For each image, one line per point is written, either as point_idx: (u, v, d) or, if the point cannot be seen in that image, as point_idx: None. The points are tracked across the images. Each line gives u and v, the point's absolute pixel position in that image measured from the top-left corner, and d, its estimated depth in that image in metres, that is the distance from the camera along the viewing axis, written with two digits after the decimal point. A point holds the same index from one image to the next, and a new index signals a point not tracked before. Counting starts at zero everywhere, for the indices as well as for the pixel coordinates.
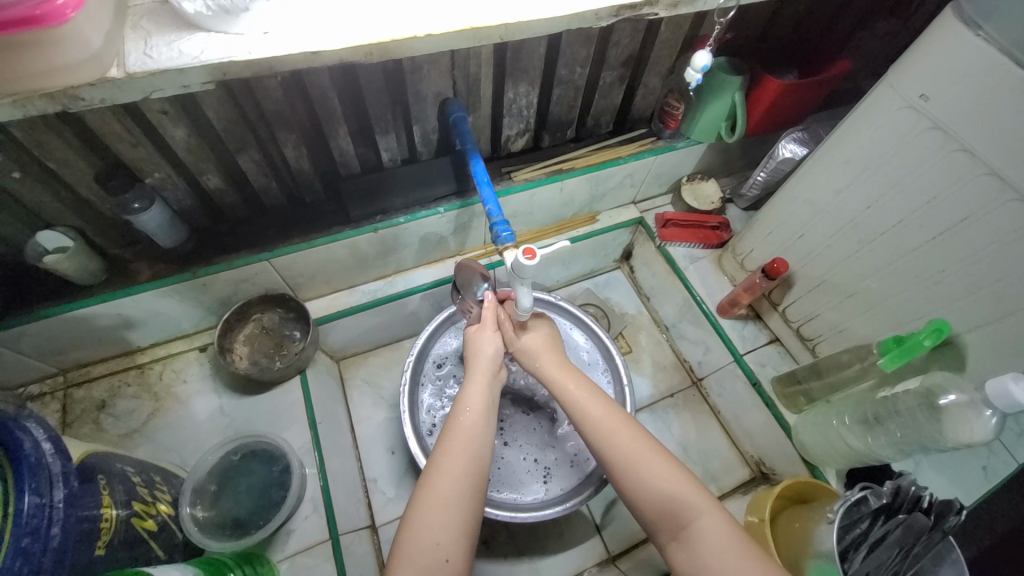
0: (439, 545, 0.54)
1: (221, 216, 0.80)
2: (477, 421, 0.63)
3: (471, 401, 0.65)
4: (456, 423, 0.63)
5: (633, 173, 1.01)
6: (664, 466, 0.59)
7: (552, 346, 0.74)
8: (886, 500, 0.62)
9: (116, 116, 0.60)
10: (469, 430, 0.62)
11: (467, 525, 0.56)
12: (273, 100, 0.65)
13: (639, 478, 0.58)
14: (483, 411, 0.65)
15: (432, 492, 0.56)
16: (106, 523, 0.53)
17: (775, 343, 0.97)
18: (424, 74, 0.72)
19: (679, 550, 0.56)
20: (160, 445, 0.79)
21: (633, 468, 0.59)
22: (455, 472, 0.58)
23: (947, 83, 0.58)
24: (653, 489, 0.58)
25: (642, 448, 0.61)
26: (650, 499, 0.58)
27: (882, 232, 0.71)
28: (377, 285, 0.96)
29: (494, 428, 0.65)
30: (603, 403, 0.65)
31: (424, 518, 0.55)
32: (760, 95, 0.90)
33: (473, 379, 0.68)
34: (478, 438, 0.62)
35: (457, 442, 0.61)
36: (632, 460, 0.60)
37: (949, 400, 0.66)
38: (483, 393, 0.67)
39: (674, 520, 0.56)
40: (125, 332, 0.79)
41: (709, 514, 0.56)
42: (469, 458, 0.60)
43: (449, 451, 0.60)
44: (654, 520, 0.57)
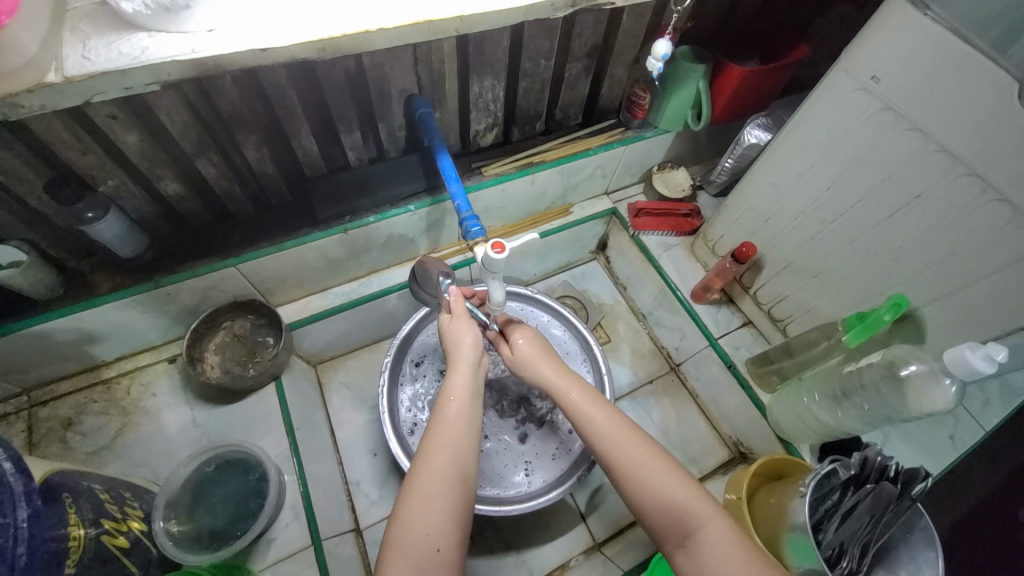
0: (431, 536, 0.53)
1: (184, 223, 0.78)
2: (463, 412, 0.63)
3: (456, 390, 0.64)
4: (444, 413, 0.62)
5: (604, 164, 1.01)
6: (672, 476, 0.58)
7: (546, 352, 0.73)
8: (855, 472, 0.65)
9: (63, 123, 0.58)
10: (456, 420, 0.61)
11: (458, 518, 0.56)
12: (229, 101, 0.63)
13: (646, 486, 0.58)
14: (469, 402, 0.64)
15: (423, 485, 0.56)
16: (75, 541, 0.52)
17: (748, 326, 0.99)
18: (386, 70, 0.71)
19: (685, 558, 0.54)
20: (131, 461, 0.77)
21: (642, 477, 0.58)
22: (445, 464, 0.58)
23: (896, 64, 0.60)
24: (660, 496, 0.57)
25: (649, 456, 0.60)
26: (655, 508, 0.57)
27: (843, 212, 0.73)
28: (352, 286, 0.95)
29: (480, 423, 0.64)
30: (609, 413, 0.65)
31: (414, 509, 0.55)
32: (723, 83, 0.92)
33: (455, 370, 0.67)
34: (466, 433, 0.61)
35: (446, 435, 0.60)
36: (640, 470, 0.59)
37: (911, 371, 0.68)
38: (469, 385, 0.66)
39: (680, 528, 0.56)
40: (88, 347, 0.77)
41: (715, 519, 0.55)
42: (460, 453, 0.59)
43: (439, 445, 0.59)
44: (661, 529, 0.57)
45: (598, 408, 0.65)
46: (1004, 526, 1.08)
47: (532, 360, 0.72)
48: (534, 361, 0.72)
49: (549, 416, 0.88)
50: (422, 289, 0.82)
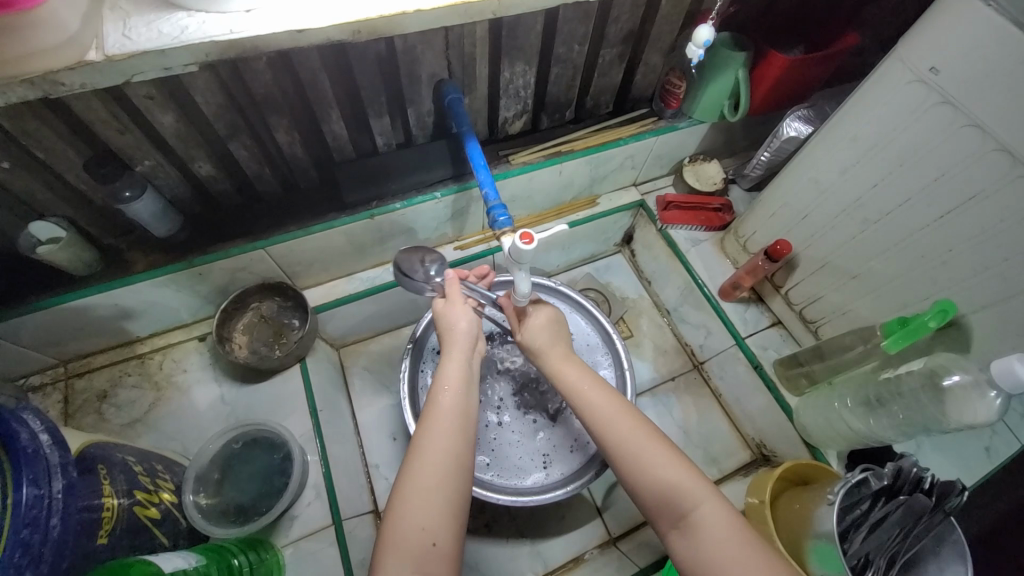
0: (426, 529, 0.54)
1: (215, 204, 0.79)
2: (457, 400, 0.63)
3: (449, 378, 0.65)
4: (437, 401, 0.62)
5: (634, 154, 0.98)
6: (666, 456, 0.58)
7: (550, 335, 0.73)
8: (887, 483, 0.62)
9: (103, 102, 0.58)
10: (449, 409, 0.62)
11: (455, 507, 0.56)
12: (262, 83, 0.63)
13: (640, 468, 0.58)
14: (462, 388, 0.64)
15: (416, 476, 0.56)
16: (108, 512, 0.54)
17: (777, 326, 0.96)
18: (417, 54, 0.70)
19: (680, 540, 0.55)
20: (163, 434, 0.80)
21: (636, 459, 0.58)
22: (438, 455, 0.58)
23: (959, 54, 0.55)
24: (653, 478, 0.57)
25: (643, 438, 0.60)
26: (649, 491, 0.57)
27: (888, 212, 0.70)
28: (376, 272, 0.96)
29: (474, 407, 0.64)
30: (604, 394, 0.65)
31: (408, 502, 0.55)
32: (764, 72, 0.88)
33: (450, 357, 0.67)
34: (459, 419, 0.61)
35: (439, 423, 0.60)
36: (634, 452, 0.59)
37: (953, 381, 0.65)
38: (461, 370, 0.66)
39: (674, 510, 0.56)
40: (123, 323, 0.79)
41: (709, 502, 0.55)
42: (453, 442, 0.59)
43: (432, 434, 0.59)
44: (655, 509, 0.57)
45: (594, 390, 0.65)
46: None
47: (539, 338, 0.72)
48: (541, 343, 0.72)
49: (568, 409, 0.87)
50: (411, 279, 0.79)
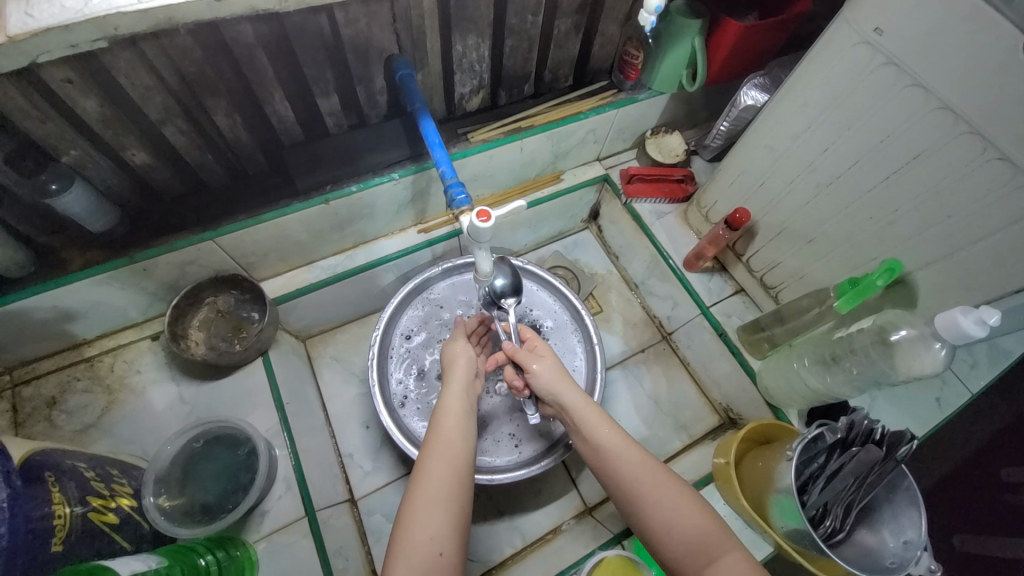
0: (434, 539, 0.54)
1: (157, 195, 0.75)
2: (461, 425, 0.63)
3: (455, 402, 0.66)
4: (440, 424, 0.63)
5: (596, 128, 0.97)
6: (686, 501, 0.57)
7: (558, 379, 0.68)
8: (841, 435, 0.66)
9: (18, 90, 0.54)
10: (457, 431, 0.63)
11: (461, 522, 0.56)
12: (193, 62, 0.60)
13: (659, 511, 0.57)
14: (464, 413, 0.65)
15: (427, 489, 0.57)
16: (60, 519, 0.52)
17: (740, 293, 0.98)
18: (362, 28, 0.67)
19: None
20: (120, 438, 0.77)
21: (655, 500, 0.57)
22: (449, 471, 0.58)
23: (901, 13, 0.56)
24: (673, 521, 0.56)
25: (662, 482, 0.59)
26: (671, 535, 0.55)
27: (839, 175, 0.71)
28: (337, 260, 0.93)
29: (475, 432, 0.65)
30: (621, 433, 0.63)
31: (419, 513, 0.55)
32: (720, 39, 0.87)
33: (451, 385, 0.68)
34: (462, 441, 0.62)
35: (449, 443, 0.61)
36: (652, 493, 0.58)
37: (900, 336, 0.68)
38: (463, 401, 0.67)
39: (699, 555, 0.53)
40: (66, 325, 0.75)
41: (740, 549, 0.53)
42: (462, 466, 0.60)
43: (442, 452, 0.60)
44: (675, 554, 0.55)
45: (612, 428, 0.63)
46: (981, 484, 1.11)
47: (553, 387, 0.68)
48: (553, 382, 0.68)
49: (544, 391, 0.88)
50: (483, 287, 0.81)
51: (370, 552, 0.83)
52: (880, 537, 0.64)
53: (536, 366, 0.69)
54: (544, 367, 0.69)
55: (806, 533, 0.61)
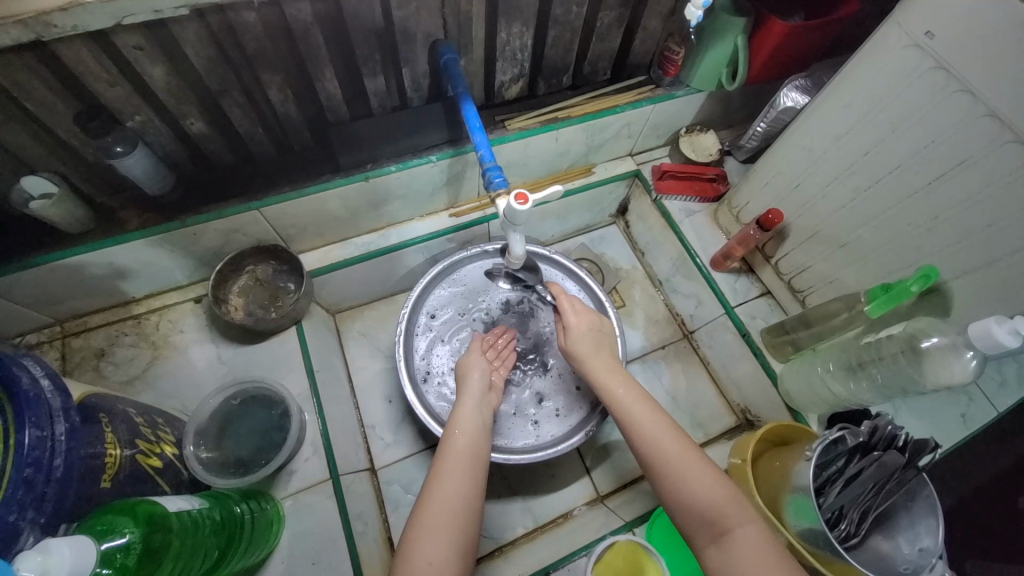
0: (434, 564, 0.55)
1: (209, 164, 0.79)
2: (469, 443, 0.66)
3: (464, 422, 0.69)
4: (449, 444, 0.66)
5: (631, 123, 0.98)
6: (705, 471, 0.60)
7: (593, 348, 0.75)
8: (863, 439, 0.65)
9: (92, 54, 0.57)
10: (464, 449, 0.65)
11: (462, 547, 0.58)
12: (254, 37, 0.62)
13: (676, 483, 0.60)
14: (474, 431, 0.68)
15: (427, 515, 0.59)
16: (111, 458, 0.55)
17: (766, 296, 0.98)
18: (412, 12, 0.68)
19: (716, 553, 0.55)
20: (162, 392, 0.81)
21: (674, 471, 0.60)
22: (452, 495, 0.60)
23: (953, 17, 0.55)
24: (689, 492, 0.59)
25: (680, 455, 0.61)
26: (689, 504, 0.58)
27: (879, 179, 0.71)
28: (371, 238, 0.96)
29: (485, 451, 0.67)
30: (651, 408, 0.67)
31: (420, 537, 0.57)
32: (764, 39, 0.87)
33: (461, 403, 0.72)
34: (468, 460, 0.64)
35: (454, 465, 0.63)
36: (671, 465, 0.61)
37: (932, 344, 0.67)
38: (473, 417, 0.70)
39: (712, 525, 0.57)
40: (118, 282, 0.79)
41: (753, 522, 0.56)
42: (467, 488, 0.62)
43: (448, 473, 0.62)
44: (690, 520, 0.58)
45: (640, 406, 0.67)
46: (1003, 510, 1.09)
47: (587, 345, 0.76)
48: (586, 352, 0.75)
49: (550, 406, 0.89)
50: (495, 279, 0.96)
51: (387, 519, 0.86)
52: (895, 543, 0.64)
53: (574, 319, 0.79)
54: (581, 328, 0.78)
55: (820, 533, 0.62)
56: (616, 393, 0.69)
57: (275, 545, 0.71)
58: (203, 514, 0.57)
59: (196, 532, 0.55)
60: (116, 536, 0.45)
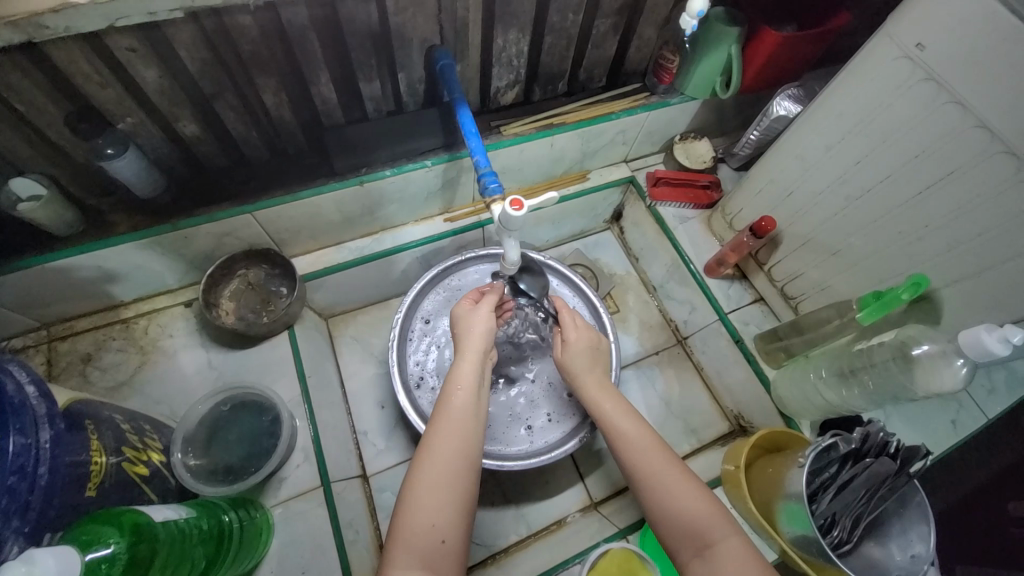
0: (436, 527, 0.55)
1: (201, 167, 0.78)
2: (468, 402, 0.64)
3: (464, 376, 0.66)
4: (448, 402, 0.64)
5: (626, 130, 0.98)
6: (694, 489, 0.60)
7: (592, 363, 0.75)
8: (855, 446, 0.65)
9: (83, 55, 0.56)
10: (462, 411, 0.63)
11: (462, 510, 0.58)
12: (250, 41, 0.62)
13: (664, 499, 0.60)
14: (474, 388, 0.65)
15: (424, 477, 0.58)
16: (96, 466, 0.54)
17: (760, 302, 0.98)
18: (409, 17, 0.68)
19: (700, 566, 0.56)
20: (150, 397, 0.80)
21: (662, 486, 0.60)
22: (450, 458, 0.59)
23: (943, 30, 0.56)
24: (677, 508, 0.59)
25: (669, 470, 0.61)
26: (676, 519, 0.59)
27: (870, 188, 0.72)
28: (365, 242, 0.95)
29: (484, 407, 0.66)
30: (639, 423, 0.67)
31: (417, 504, 0.56)
32: (757, 49, 0.88)
33: (462, 356, 0.68)
34: (469, 421, 0.63)
35: (451, 427, 0.61)
36: (659, 480, 0.61)
37: (922, 351, 0.68)
38: (474, 369, 0.67)
39: (696, 538, 0.57)
40: (107, 286, 0.78)
41: (737, 535, 0.56)
42: (463, 452, 0.60)
43: (446, 434, 0.60)
44: (675, 535, 0.58)
45: (631, 420, 0.67)
46: (991, 516, 1.10)
47: (579, 357, 0.75)
48: (580, 368, 0.74)
49: (545, 412, 0.88)
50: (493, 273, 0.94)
51: (379, 527, 0.85)
52: (887, 551, 0.64)
53: (572, 336, 0.77)
54: (578, 342, 0.76)
55: (813, 540, 0.61)
56: (606, 408, 0.69)
57: (264, 554, 0.70)
58: (191, 523, 0.56)
59: (184, 542, 0.54)
60: (101, 546, 0.44)
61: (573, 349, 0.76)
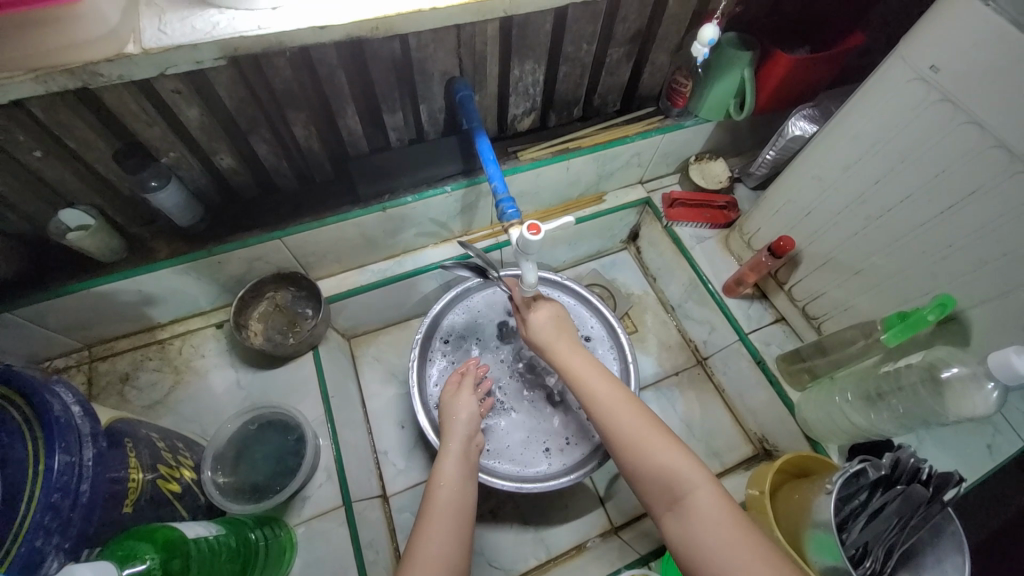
0: None
1: (234, 195, 0.83)
2: (452, 498, 0.66)
3: (447, 474, 0.68)
4: (433, 500, 0.65)
5: (640, 152, 1.00)
6: (663, 444, 0.62)
7: (558, 327, 0.78)
8: (885, 472, 0.63)
9: (133, 97, 0.61)
10: (445, 508, 0.64)
11: None
12: (283, 80, 0.66)
13: (636, 457, 0.62)
14: (458, 484, 0.67)
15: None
16: (134, 483, 0.56)
17: (781, 322, 0.97)
18: (429, 52, 0.72)
19: (674, 519, 0.58)
20: (182, 416, 0.83)
21: (633, 444, 0.63)
22: (437, 560, 0.60)
23: (955, 53, 0.57)
24: (649, 464, 0.61)
25: (641, 428, 0.64)
26: (649, 474, 0.61)
27: (890, 208, 0.71)
28: (387, 265, 0.98)
29: (471, 499, 0.67)
30: (607, 385, 0.70)
31: None
32: (771, 71, 0.89)
33: (444, 453, 0.71)
34: (455, 513, 0.64)
35: (439, 522, 0.63)
36: (630, 438, 0.64)
37: (952, 374, 0.65)
38: (456, 467, 0.69)
39: (670, 494, 0.59)
40: (145, 308, 0.83)
41: (708, 486, 0.59)
42: (451, 541, 0.62)
43: (432, 534, 0.62)
44: (651, 490, 0.61)
45: (598, 381, 0.70)
46: None
47: (547, 332, 0.78)
48: (549, 340, 0.77)
49: (564, 432, 0.88)
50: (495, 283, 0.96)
51: (398, 547, 0.86)
52: None
53: (535, 316, 0.79)
54: (542, 318, 0.79)
55: (843, 570, 0.59)
56: (575, 371, 0.72)
57: (287, 573, 0.71)
58: (219, 541, 0.58)
59: (213, 560, 0.55)
60: (137, 561, 0.46)
61: (537, 326, 0.78)
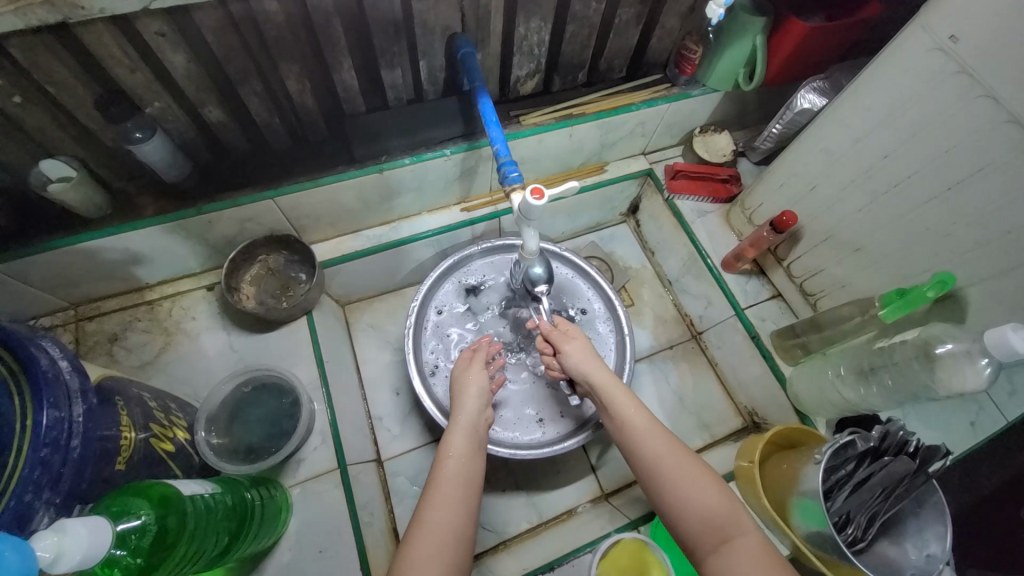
0: None
1: (223, 152, 0.79)
2: (460, 469, 0.65)
3: (456, 447, 0.68)
4: (439, 471, 0.65)
5: (646, 121, 0.97)
6: (708, 485, 0.60)
7: (596, 358, 0.75)
8: (874, 443, 0.65)
9: (114, 40, 0.57)
10: (453, 476, 0.65)
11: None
12: (274, 26, 0.62)
13: (678, 494, 0.60)
14: (466, 456, 0.67)
15: (411, 547, 0.58)
16: (126, 441, 0.56)
17: (777, 299, 0.97)
18: (431, 3, 0.68)
19: (717, 561, 0.55)
20: (173, 377, 0.82)
21: (676, 482, 0.61)
22: (441, 528, 0.60)
23: (977, 22, 0.55)
24: (693, 504, 0.59)
25: (686, 469, 0.62)
26: (693, 516, 0.58)
27: (897, 183, 0.70)
28: (382, 231, 0.96)
29: (479, 473, 0.67)
30: (649, 420, 0.67)
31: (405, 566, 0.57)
32: (782, 40, 0.86)
33: (453, 427, 0.71)
34: (462, 482, 0.64)
35: (446, 494, 0.63)
36: (673, 475, 0.61)
37: (946, 349, 0.66)
38: (464, 441, 0.69)
39: (713, 536, 0.56)
40: (132, 268, 0.80)
41: (754, 534, 0.56)
42: (458, 510, 0.62)
43: (438, 504, 0.62)
44: (694, 534, 0.58)
45: (641, 418, 0.67)
46: None
47: (585, 364, 0.74)
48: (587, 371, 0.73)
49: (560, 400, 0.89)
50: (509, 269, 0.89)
51: (392, 510, 0.87)
52: (902, 549, 0.64)
53: (568, 348, 0.76)
54: (576, 348, 0.75)
55: (828, 536, 0.61)
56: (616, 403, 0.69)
57: (283, 532, 0.72)
58: (216, 499, 0.58)
59: (210, 517, 0.55)
60: (131, 517, 0.46)
61: (574, 358, 0.75)
